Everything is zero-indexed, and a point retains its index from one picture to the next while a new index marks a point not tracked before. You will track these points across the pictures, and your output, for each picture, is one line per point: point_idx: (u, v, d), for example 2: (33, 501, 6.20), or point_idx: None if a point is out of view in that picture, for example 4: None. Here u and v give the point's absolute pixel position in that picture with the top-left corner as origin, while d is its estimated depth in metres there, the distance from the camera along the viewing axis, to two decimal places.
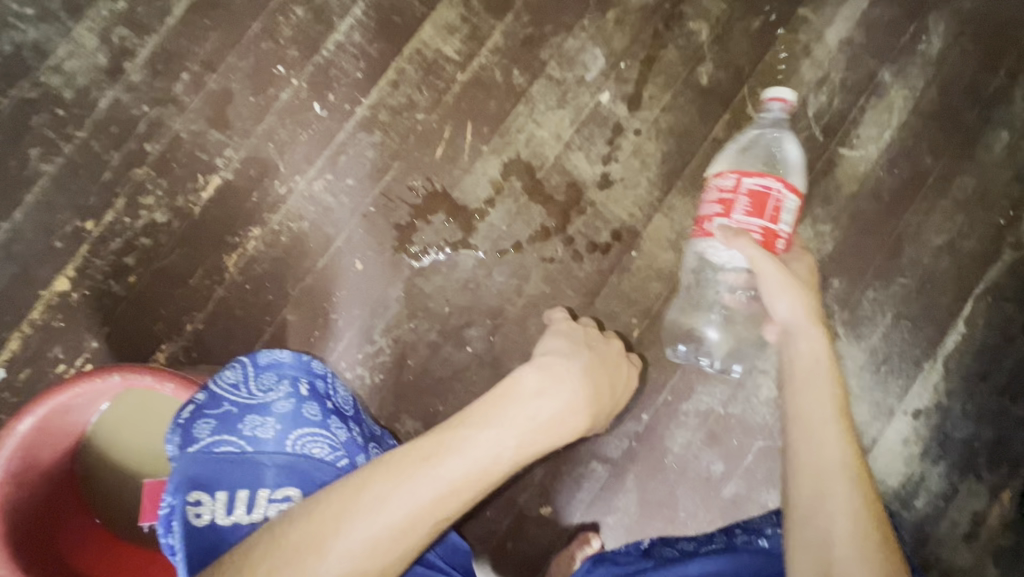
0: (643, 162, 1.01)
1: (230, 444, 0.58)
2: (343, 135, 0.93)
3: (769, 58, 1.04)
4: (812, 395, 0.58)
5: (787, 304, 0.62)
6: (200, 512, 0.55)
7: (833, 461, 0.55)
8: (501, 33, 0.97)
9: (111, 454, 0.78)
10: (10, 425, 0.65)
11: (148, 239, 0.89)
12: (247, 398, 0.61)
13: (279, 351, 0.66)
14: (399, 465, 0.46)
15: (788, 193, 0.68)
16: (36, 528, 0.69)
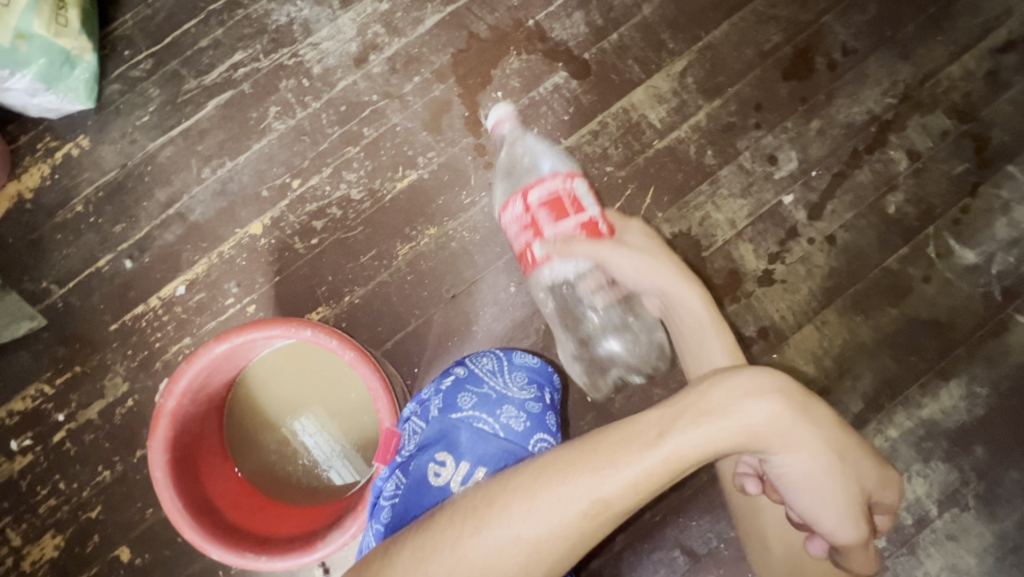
0: (809, 271, 1.00)
1: (485, 422, 0.69)
2: (535, 167, 0.99)
3: (964, 205, 1.01)
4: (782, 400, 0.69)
5: (647, 269, 0.71)
6: (441, 472, 0.66)
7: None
8: (706, 114, 1.01)
9: (259, 395, 0.83)
10: (209, 345, 0.72)
11: (339, 209, 0.97)
12: (504, 389, 0.73)
13: (528, 358, 0.80)
14: (612, 448, 0.50)
15: (574, 181, 0.73)
16: (187, 442, 0.75)
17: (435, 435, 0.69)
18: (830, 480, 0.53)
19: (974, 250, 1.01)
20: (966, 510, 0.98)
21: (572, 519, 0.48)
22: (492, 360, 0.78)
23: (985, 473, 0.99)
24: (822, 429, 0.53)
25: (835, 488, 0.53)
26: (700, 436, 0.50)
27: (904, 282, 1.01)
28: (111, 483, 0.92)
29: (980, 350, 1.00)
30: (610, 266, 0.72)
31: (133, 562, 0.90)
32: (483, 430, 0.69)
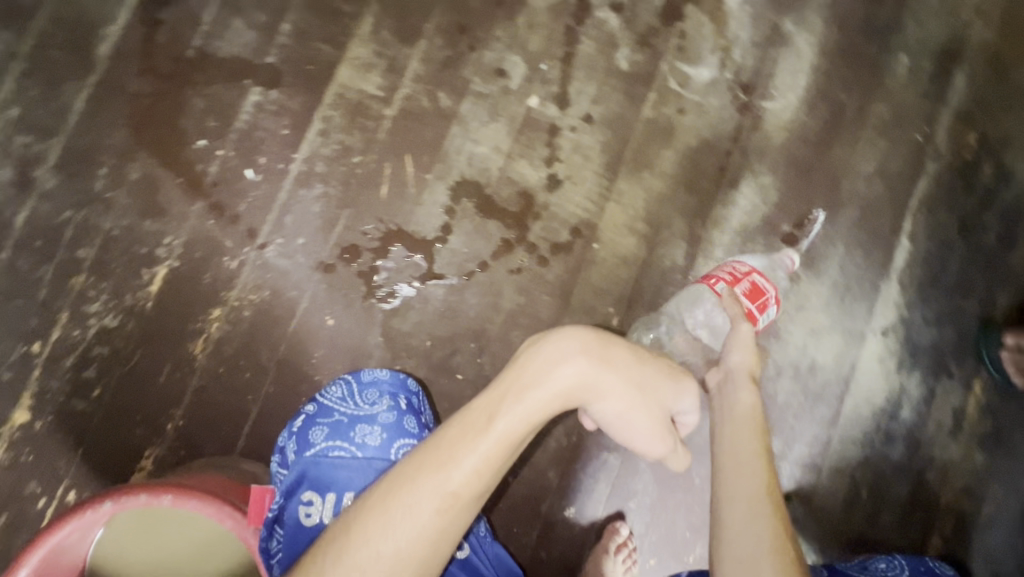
0: (586, 156, 1.03)
1: (342, 449, 0.68)
2: (285, 195, 0.92)
3: (680, 30, 1.07)
4: (731, 458, 0.61)
5: (739, 359, 0.73)
6: (310, 512, 0.66)
7: (751, 487, 0.58)
8: (419, 60, 0.97)
9: None
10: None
11: (103, 346, 0.85)
12: (355, 410, 0.71)
13: (378, 371, 0.77)
14: (445, 448, 0.52)
15: (773, 304, 0.86)
16: None
17: (296, 479, 0.67)
18: (637, 413, 0.59)
19: (705, 66, 1.08)
20: (798, 280, 1.12)
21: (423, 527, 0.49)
22: (340, 385, 0.75)
23: (800, 244, 1.12)
24: (625, 370, 0.59)
25: (641, 418, 0.60)
26: (524, 409, 0.53)
27: (666, 123, 1.06)
28: None
29: (751, 147, 1.11)
30: (733, 335, 0.76)
31: None
32: (342, 456, 0.68)
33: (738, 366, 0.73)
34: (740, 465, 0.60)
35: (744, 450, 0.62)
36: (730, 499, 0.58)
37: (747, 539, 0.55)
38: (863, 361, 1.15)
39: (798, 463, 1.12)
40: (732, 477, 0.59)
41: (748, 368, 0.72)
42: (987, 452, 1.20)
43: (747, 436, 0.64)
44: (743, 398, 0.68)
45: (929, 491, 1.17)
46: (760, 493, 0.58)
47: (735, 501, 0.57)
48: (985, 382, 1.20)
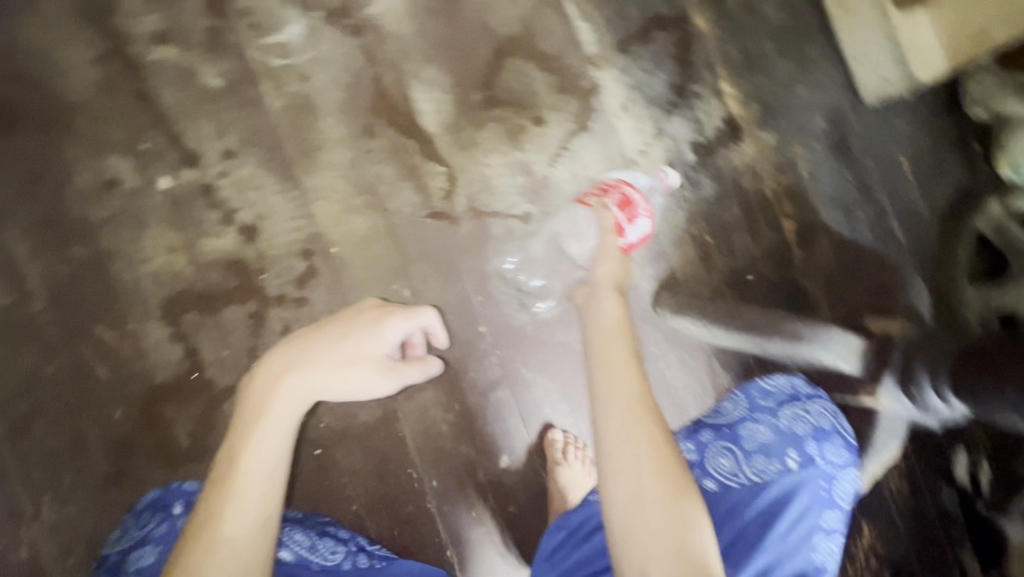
0: (256, 187, 0.95)
1: None
2: (15, 459, 0.82)
3: (240, 11, 0.98)
4: (613, 366, 0.57)
5: (604, 269, 0.68)
6: None
7: (628, 394, 0.55)
8: (24, 240, 0.86)
9: None
10: None
11: None
12: (129, 543, 0.69)
13: (151, 494, 0.76)
14: (211, 511, 0.54)
15: (647, 217, 0.83)
16: None
17: None
18: (359, 377, 0.64)
19: (291, 22, 1.00)
20: (527, 127, 1.11)
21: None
22: (119, 529, 0.74)
23: (502, 98, 1.10)
24: (328, 355, 0.63)
25: (372, 377, 0.66)
26: (262, 443, 0.57)
27: (300, 100, 0.99)
28: None
29: (393, 55, 1.05)
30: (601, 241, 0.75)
31: None
32: None
33: (606, 281, 0.67)
34: (610, 367, 0.57)
35: (618, 366, 0.57)
36: (607, 410, 0.55)
37: (625, 444, 0.53)
38: (628, 144, 1.17)
39: (644, 264, 1.16)
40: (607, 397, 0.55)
41: (614, 281, 0.67)
42: (774, 127, 1.26)
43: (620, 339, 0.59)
44: (608, 308, 0.62)
45: (755, 194, 1.23)
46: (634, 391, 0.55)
47: (610, 412, 0.54)
48: (729, 79, 1.25)
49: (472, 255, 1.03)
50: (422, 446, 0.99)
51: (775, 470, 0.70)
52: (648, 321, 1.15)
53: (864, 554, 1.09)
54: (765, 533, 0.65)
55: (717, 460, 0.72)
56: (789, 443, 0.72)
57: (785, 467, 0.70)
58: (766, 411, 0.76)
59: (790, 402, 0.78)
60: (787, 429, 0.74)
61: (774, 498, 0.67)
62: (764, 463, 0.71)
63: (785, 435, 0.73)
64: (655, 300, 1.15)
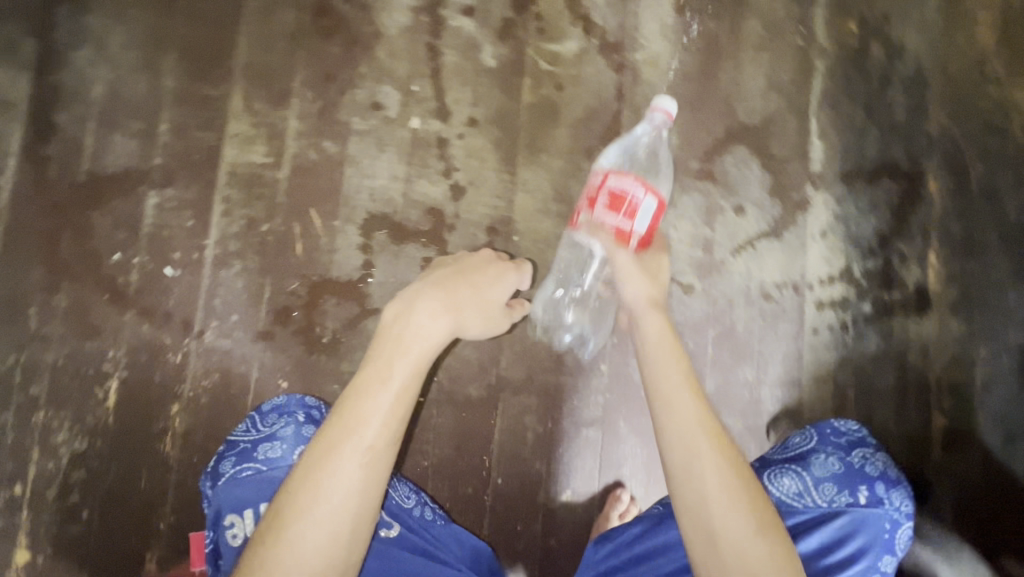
0: (480, 157, 1.06)
1: (250, 468, 0.74)
2: (206, 282, 0.96)
3: (535, 13, 1.10)
4: (675, 398, 0.61)
5: (633, 289, 0.71)
6: (235, 532, 0.71)
7: (689, 426, 0.60)
8: (296, 119, 1.01)
9: None
10: None
11: (80, 469, 0.90)
12: (257, 435, 0.78)
13: (278, 399, 0.84)
14: (350, 415, 0.57)
15: (646, 197, 0.75)
16: None
17: (216, 510, 0.73)
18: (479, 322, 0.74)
19: (570, 38, 1.11)
20: (723, 210, 1.14)
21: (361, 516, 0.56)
22: (247, 421, 0.82)
23: (713, 176, 1.14)
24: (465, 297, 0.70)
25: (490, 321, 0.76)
26: (408, 367, 0.60)
27: (547, 103, 1.09)
28: None
29: (638, 98, 1.13)
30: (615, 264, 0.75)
31: None
32: (248, 473, 0.74)
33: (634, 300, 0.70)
34: (673, 399, 0.61)
35: (677, 385, 0.63)
36: (667, 434, 0.61)
37: (692, 479, 0.59)
38: (811, 268, 1.16)
39: (776, 385, 1.13)
40: (682, 443, 0.60)
41: (646, 297, 0.70)
42: (968, 320, 1.17)
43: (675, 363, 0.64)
44: (647, 328, 0.68)
45: (915, 372, 1.16)
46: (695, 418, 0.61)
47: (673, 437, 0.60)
48: (942, 250, 1.19)
49: None
50: (504, 442, 1.02)
51: (845, 502, 0.75)
52: (755, 438, 1.11)
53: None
54: (825, 557, 0.73)
55: (783, 483, 0.76)
56: (859, 479, 0.76)
57: (854, 501, 0.75)
58: (837, 443, 0.80)
59: (860, 444, 0.81)
60: (857, 465, 0.78)
61: (839, 528, 0.74)
62: (833, 494, 0.76)
63: (854, 469, 0.77)
64: (771, 424, 1.11)
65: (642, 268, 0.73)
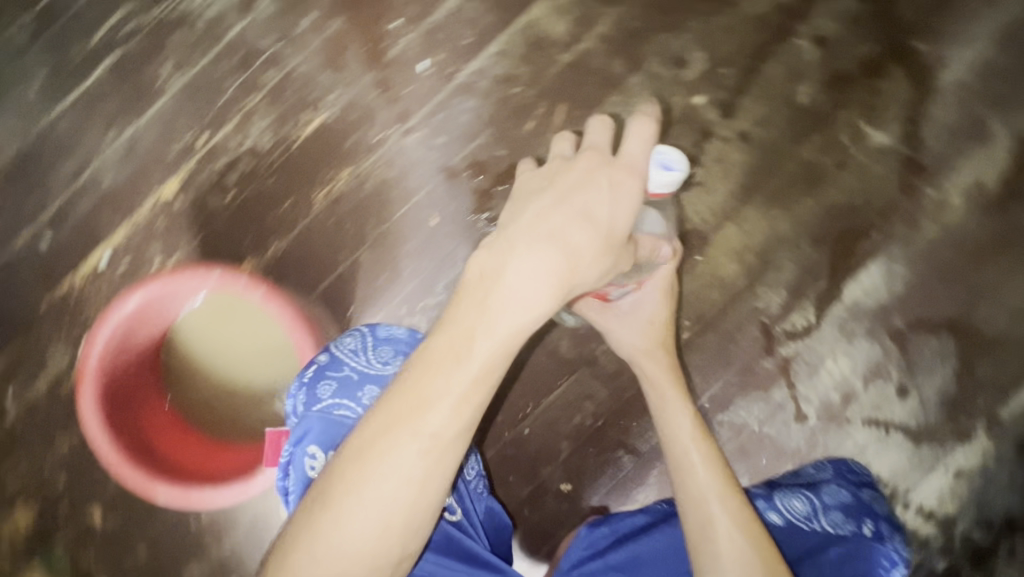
0: (725, 170, 1.03)
1: (348, 407, 0.73)
2: (442, 96, 0.98)
3: (875, 86, 1.02)
4: (687, 470, 0.73)
5: (649, 368, 0.85)
6: (314, 465, 0.70)
7: (704, 484, 0.71)
8: (610, 22, 1.00)
9: (194, 348, 0.98)
10: (121, 300, 0.97)
11: (250, 161, 0.98)
12: (365, 367, 0.77)
13: (394, 330, 0.84)
14: (419, 386, 0.54)
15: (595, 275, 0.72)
16: (127, 380, 0.97)
17: (304, 430, 0.72)
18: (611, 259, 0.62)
19: (886, 131, 1.02)
20: (888, 383, 1.03)
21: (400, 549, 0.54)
22: (355, 339, 0.83)
23: (905, 348, 1.02)
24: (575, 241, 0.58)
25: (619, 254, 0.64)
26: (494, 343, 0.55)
27: (818, 170, 1.03)
28: (65, 451, 0.97)
29: (896, 230, 1.02)
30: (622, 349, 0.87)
31: (103, 525, 0.97)
32: (347, 414, 0.73)
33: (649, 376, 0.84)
34: (677, 424, 0.78)
35: (700, 447, 0.75)
36: (687, 486, 0.72)
37: (710, 514, 0.68)
38: (919, 490, 1.02)
39: None
40: (694, 468, 0.73)
41: (649, 371, 0.85)
42: None
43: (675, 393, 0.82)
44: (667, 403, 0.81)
45: None
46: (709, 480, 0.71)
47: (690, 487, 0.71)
48: None
49: (743, 382, 1.06)
50: (553, 406, 1.02)
51: (850, 529, 0.77)
52: None
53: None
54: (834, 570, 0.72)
55: (791, 503, 0.82)
56: (865, 514, 0.81)
57: (860, 530, 0.77)
58: (856, 487, 0.87)
59: (869, 487, 0.89)
60: (867, 503, 0.84)
61: (845, 550, 0.74)
62: (840, 522, 0.79)
63: (862, 509, 0.82)
64: None
65: (642, 332, 0.85)
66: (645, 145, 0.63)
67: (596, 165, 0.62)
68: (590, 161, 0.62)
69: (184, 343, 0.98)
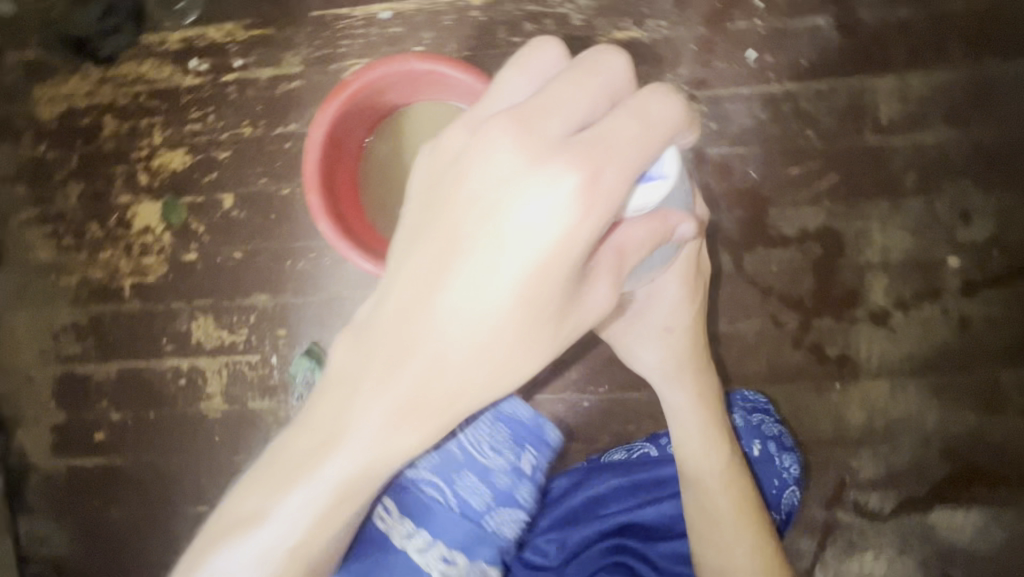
0: (923, 335, 0.97)
1: (439, 489, 0.70)
2: (746, 90, 0.96)
3: None
4: (708, 494, 0.71)
5: (673, 394, 0.74)
6: (383, 518, 0.68)
7: (726, 504, 0.71)
8: (934, 139, 0.95)
9: (416, 130, 0.88)
10: (415, 57, 0.77)
11: (553, 24, 0.98)
12: (480, 455, 0.73)
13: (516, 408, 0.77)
14: (312, 435, 0.47)
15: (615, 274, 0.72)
16: (359, 117, 0.83)
17: (394, 491, 0.70)
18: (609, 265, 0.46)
19: None
20: None
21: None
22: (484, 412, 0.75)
23: None
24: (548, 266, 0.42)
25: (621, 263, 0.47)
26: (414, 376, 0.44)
27: (1000, 398, 0.97)
28: (246, 137, 1.04)
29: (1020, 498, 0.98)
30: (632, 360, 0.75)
31: (229, 210, 1.06)
32: (442, 497, 0.70)
33: (670, 390, 0.74)
34: (698, 450, 0.72)
35: (718, 465, 0.72)
36: (704, 511, 0.71)
37: (731, 543, 0.69)
38: None
39: None
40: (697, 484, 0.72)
41: (674, 384, 0.74)
42: None
43: (705, 417, 0.74)
44: (686, 413, 0.74)
45: None
46: (732, 503, 0.71)
47: (715, 512, 0.70)
48: None
49: None
50: (621, 402, 1.03)
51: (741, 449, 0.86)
52: None
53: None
54: None
55: None
56: (756, 435, 0.88)
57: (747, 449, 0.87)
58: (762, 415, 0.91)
59: (765, 413, 0.91)
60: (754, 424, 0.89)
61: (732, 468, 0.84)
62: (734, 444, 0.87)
63: (751, 429, 0.89)
64: None
65: (667, 351, 0.72)
66: (587, 100, 0.40)
67: (585, 145, 0.39)
68: (518, 131, 0.40)
69: (398, 126, 0.89)
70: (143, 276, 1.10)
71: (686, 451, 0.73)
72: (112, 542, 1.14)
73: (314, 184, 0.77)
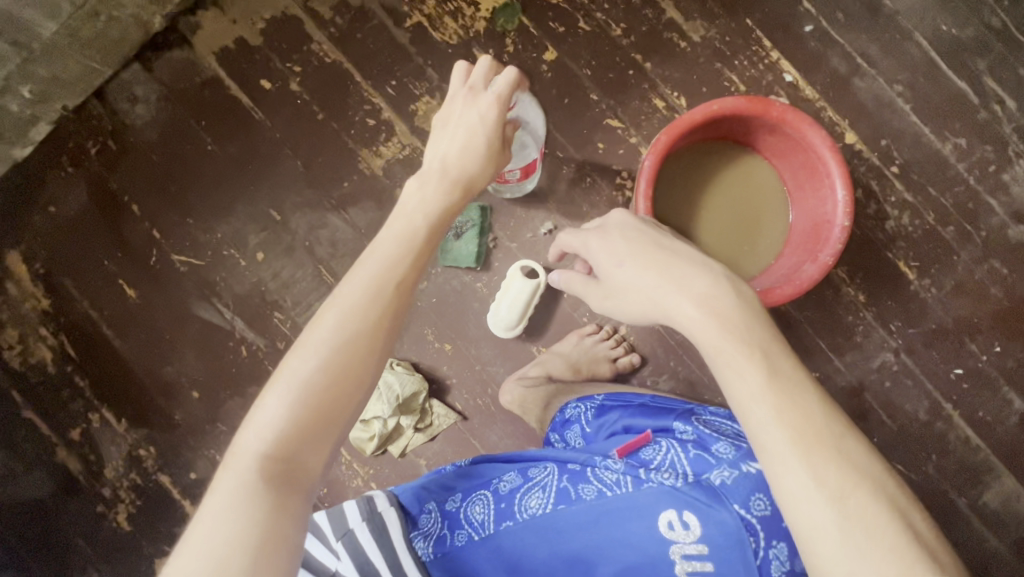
0: None
1: (709, 475, 0.59)
2: (927, 388, 1.06)
3: None
4: (751, 396, 0.48)
5: (679, 296, 0.54)
6: (671, 525, 0.57)
7: (783, 406, 0.47)
8: (996, 547, 1.06)
9: (752, 177, 0.94)
10: (831, 153, 0.82)
11: (872, 209, 1.06)
12: (738, 442, 0.64)
13: None
14: (386, 246, 0.57)
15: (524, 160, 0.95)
16: (745, 124, 0.87)
17: (618, 471, 0.63)
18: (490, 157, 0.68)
19: None
20: None
21: (422, 225, 0.60)
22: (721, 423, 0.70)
23: None
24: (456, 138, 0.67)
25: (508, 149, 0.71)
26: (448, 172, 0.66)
27: None
28: (610, 35, 1.06)
29: None
30: (628, 292, 0.59)
31: (542, 62, 1.07)
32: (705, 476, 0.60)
33: (678, 301, 0.54)
34: (774, 406, 0.47)
35: (770, 361, 0.49)
36: (758, 421, 0.47)
37: (812, 469, 0.44)
38: None
39: None
40: (777, 417, 0.46)
41: (679, 287, 0.55)
42: None
43: (740, 339, 0.50)
44: (688, 306, 0.53)
45: None
46: (787, 407, 0.47)
47: (771, 431, 0.46)
48: None
49: None
50: None
51: None
52: None
53: (178, 503, 1.10)
54: None
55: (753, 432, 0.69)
56: None
57: None
58: None
59: None
60: None
61: None
62: None
63: None
64: None
65: (663, 266, 0.57)
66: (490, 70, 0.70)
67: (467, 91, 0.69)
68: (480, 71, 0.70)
69: (745, 159, 0.94)
70: (430, 27, 1.08)
71: (721, 354, 0.50)
72: (188, 162, 1.11)
73: (677, 130, 0.82)
